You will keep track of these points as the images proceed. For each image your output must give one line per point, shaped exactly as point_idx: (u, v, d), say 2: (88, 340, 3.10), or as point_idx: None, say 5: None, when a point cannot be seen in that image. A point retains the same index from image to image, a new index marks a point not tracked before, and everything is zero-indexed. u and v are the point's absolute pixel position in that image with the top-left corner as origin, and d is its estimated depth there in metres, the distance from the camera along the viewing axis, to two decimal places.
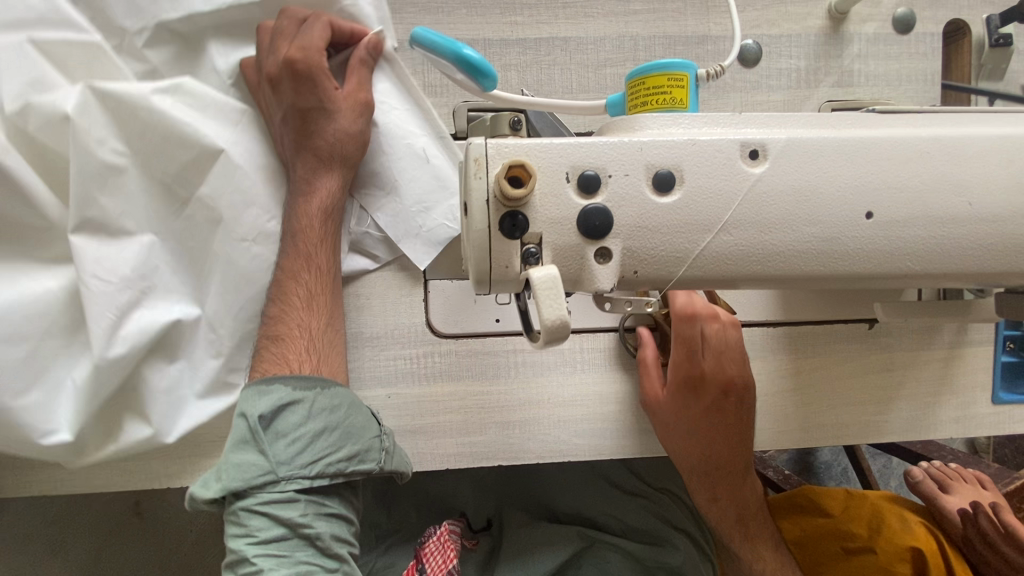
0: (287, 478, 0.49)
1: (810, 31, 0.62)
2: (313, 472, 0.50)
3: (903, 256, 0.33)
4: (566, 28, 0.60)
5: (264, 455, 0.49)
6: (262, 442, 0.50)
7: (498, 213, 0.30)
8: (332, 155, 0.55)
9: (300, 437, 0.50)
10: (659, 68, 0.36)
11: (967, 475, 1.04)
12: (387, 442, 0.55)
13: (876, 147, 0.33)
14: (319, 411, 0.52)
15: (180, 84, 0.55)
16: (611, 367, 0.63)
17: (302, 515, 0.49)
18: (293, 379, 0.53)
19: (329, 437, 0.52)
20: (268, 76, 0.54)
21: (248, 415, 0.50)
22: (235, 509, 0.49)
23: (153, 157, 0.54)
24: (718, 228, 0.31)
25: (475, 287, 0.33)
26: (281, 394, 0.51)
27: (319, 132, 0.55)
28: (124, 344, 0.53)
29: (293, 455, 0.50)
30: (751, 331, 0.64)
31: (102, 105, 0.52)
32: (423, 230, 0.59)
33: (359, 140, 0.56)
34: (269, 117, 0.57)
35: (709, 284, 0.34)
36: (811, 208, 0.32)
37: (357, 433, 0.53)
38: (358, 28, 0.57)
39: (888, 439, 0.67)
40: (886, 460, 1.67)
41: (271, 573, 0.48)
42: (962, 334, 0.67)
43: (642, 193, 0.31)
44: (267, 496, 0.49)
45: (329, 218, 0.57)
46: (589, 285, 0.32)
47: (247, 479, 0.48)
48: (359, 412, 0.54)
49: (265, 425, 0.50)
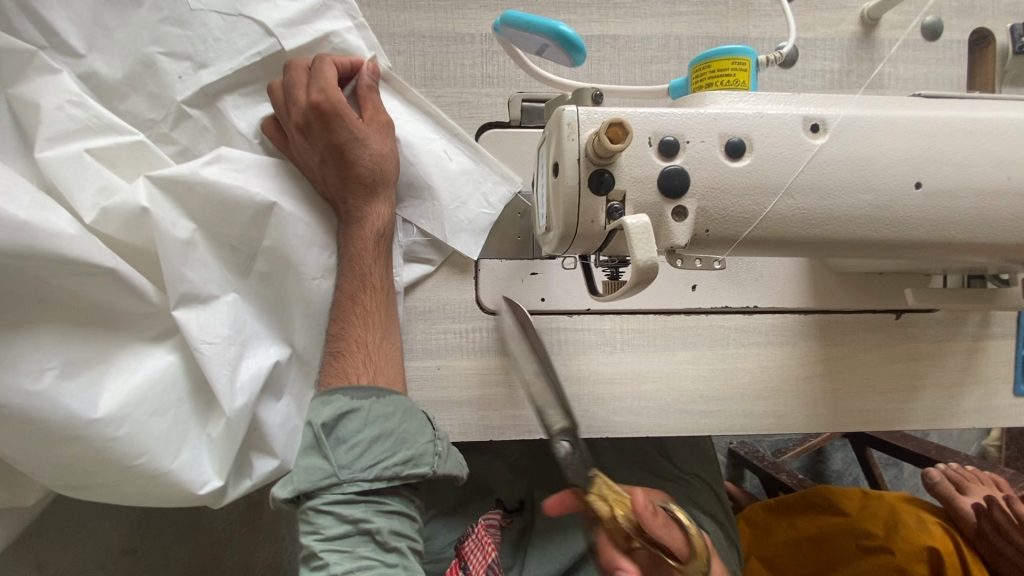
0: (348, 480, 0.52)
1: (843, 35, 0.66)
2: (371, 475, 0.52)
3: (947, 225, 0.37)
4: (615, 26, 0.64)
5: (326, 458, 0.52)
6: (324, 447, 0.52)
7: (588, 170, 0.34)
8: (371, 180, 0.58)
9: (358, 442, 0.53)
10: (724, 53, 0.40)
11: (983, 478, 1.08)
12: (440, 446, 0.56)
13: (925, 125, 0.36)
14: (375, 417, 0.54)
15: (218, 154, 0.58)
16: (649, 348, 0.66)
17: (362, 512, 0.52)
18: (348, 389, 0.55)
19: (384, 442, 0.54)
20: (295, 123, 0.56)
21: (311, 422, 0.53)
22: (304, 508, 0.52)
23: (223, 222, 0.58)
24: (783, 192, 0.35)
25: (560, 241, 0.36)
26: (342, 404, 0.54)
27: (355, 162, 0.57)
28: (243, 393, 0.58)
29: (353, 459, 0.52)
30: (784, 318, 0.67)
31: (167, 189, 0.56)
32: (465, 221, 0.63)
33: (391, 157, 0.59)
34: (304, 161, 0.59)
35: (771, 245, 0.37)
36: (866, 177, 0.35)
37: (412, 438, 0.55)
38: (355, 58, 0.60)
39: (913, 427, 0.69)
40: (898, 469, 1.68)
41: (336, 567, 0.50)
42: (985, 326, 0.70)
43: (716, 158, 0.34)
44: (331, 497, 0.51)
45: (381, 238, 0.60)
46: (665, 240, 0.35)
47: (314, 482, 0.51)
48: (414, 418, 0.56)
49: (327, 431, 0.53)
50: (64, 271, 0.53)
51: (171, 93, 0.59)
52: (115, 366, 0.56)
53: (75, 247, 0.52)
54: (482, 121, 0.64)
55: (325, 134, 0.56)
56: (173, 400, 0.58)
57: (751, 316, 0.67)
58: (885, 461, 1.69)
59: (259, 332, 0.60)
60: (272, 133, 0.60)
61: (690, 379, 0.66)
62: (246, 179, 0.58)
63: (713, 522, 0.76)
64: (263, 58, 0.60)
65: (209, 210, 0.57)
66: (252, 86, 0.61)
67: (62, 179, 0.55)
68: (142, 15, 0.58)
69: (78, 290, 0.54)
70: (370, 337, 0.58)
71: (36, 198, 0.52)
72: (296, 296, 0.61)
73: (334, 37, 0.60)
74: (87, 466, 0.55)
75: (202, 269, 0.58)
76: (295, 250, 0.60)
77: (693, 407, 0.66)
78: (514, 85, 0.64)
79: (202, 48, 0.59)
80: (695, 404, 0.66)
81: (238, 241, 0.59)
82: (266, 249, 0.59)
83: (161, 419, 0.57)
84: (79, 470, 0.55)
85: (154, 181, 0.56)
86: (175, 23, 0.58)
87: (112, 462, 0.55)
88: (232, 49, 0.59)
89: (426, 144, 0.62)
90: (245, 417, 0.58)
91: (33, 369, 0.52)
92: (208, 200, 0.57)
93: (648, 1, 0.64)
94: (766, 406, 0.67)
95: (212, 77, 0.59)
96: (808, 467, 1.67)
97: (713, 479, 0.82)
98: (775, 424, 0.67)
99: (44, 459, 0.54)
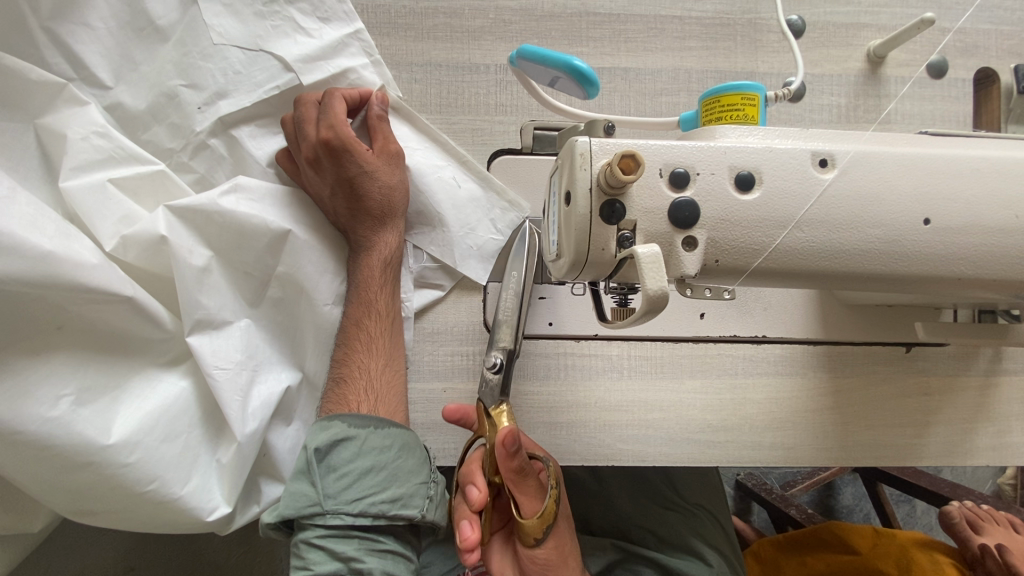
0: (332, 512, 0.52)
1: (850, 72, 0.68)
2: (357, 510, 0.52)
3: (955, 261, 0.37)
4: (627, 60, 0.66)
5: (315, 487, 0.52)
6: (315, 475, 0.52)
7: (600, 200, 0.34)
8: (380, 212, 0.60)
9: (349, 473, 0.53)
10: (734, 88, 0.41)
11: (998, 517, 1.02)
12: (433, 489, 0.56)
13: (933, 163, 0.37)
14: (369, 450, 0.54)
15: (236, 183, 0.59)
16: (656, 375, 0.65)
17: (354, 549, 0.51)
18: (348, 417, 0.55)
19: (376, 476, 0.53)
20: (308, 157, 0.58)
21: (305, 447, 0.54)
22: (296, 540, 0.52)
23: (235, 252, 0.59)
24: (792, 225, 0.35)
25: (571, 268, 0.37)
26: (338, 430, 0.54)
27: (365, 196, 0.59)
28: (254, 419, 0.59)
29: (342, 489, 0.52)
30: (792, 349, 0.67)
31: (187, 219, 0.57)
32: (474, 249, 0.64)
33: (398, 189, 0.60)
34: (313, 190, 0.61)
35: (781, 276, 0.37)
36: (875, 211, 0.36)
37: (404, 476, 0.54)
38: (366, 89, 0.62)
39: (926, 463, 0.68)
40: (910, 506, 1.64)
41: None
42: (997, 362, 0.69)
43: (726, 191, 0.35)
44: (320, 529, 0.51)
45: (387, 268, 0.62)
46: (675, 270, 0.35)
47: (299, 509, 0.51)
48: (409, 455, 0.55)
49: (320, 458, 0.53)
50: (85, 297, 0.54)
51: (192, 124, 0.61)
52: (128, 392, 0.57)
53: (94, 275, 0.53)
54: (494, 148, 0.66)
55: (337, 169, 0.58)
56: (185, 426, 0.58)
57: (758, 347, 0.66)
58: (896, 498, 1.65)
59: (269, 357, 0.61)
60: (282, 162, 0.61)
61: (697, 409, 0.65)
62: (261, 210, 0.60)
63: (718, 556, 0.74)
64: (280, 90, 0.62)
65: (227, 236, 0.59)
66: (274, 110, 0.63)
67: (84, 207, 0.56)
68: (169, 50, 0.60)
69: (97, 316, 0.55)
70: (373, 364, 0.59)
71: (62, 226, 0.53)
72: (310, 323, 0.63)
73: (350, 73, 0.63)
74: (96, 493, 0.55)
75: (216, 295, 0.59)
76: (308, 278, 0.62)
77: (699, 437, 0.65)
78: (527, 113, 0.66)
79: (223, 81, 0.61)
80: (701, 433, 0.65)
81: (253, 268, 0.60)
82: (280, 276, 0.61)
83: (172, 444, 0.57)
84: (88, 496, 0.55)
85: (177, 210, 0.57)
86: (207, 53, 0.60)
87: (121, 489, 0.55)
88: (253, 83, 0.61)
89: (435, 173, 0.64)
90: (256, 442, 0.59)
91: (50, 395, 0.53)
92: (226, 228, 0.58)
93: (660, 36, 0.66)
94: (774, 438, 0.66)
95: (231, 108, 0.61)
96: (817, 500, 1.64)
97: (720, 510, 0.80)
98: (783, 457, 0.66)
99: (53, 485, 0.54)
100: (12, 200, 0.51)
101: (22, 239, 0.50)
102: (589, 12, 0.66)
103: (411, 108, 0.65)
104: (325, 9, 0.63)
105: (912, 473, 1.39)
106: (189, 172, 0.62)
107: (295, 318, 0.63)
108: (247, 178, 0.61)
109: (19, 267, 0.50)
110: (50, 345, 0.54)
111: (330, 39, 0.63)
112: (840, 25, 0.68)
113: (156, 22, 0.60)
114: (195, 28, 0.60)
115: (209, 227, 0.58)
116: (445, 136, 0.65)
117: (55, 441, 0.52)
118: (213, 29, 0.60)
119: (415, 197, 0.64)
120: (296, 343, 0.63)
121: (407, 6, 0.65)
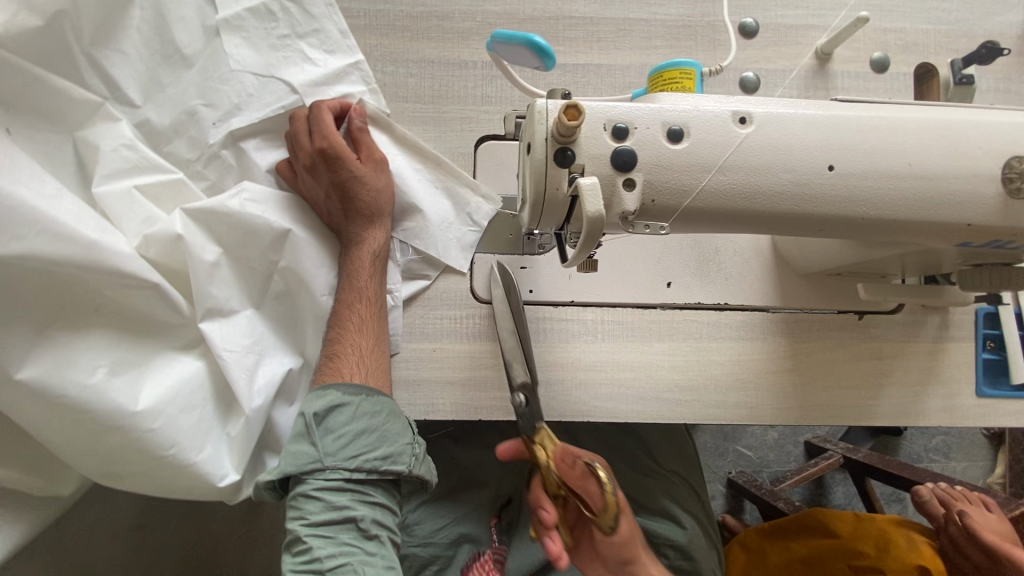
0: (331, 468, 0.57)
1: (800, 66, 0.75)
2: (353, 465, 0.57)
3: (857, 203, 0.44)
4: (598, 57, 0.74)
5: (314, 446, 0.57)
6: (313, 436, 0.57)
7: (554, 147, 0.41)
8: (371, 207, 0.66)
9: (345, 433, 0.58)
10: (673, 65, 0.49)
11: (972, 497, 1.04)
12: (418, 449, 0.61)
13: (836, 121, 0.44)
14: (363, 413, 0.59)
15: (242, 187, 0.65)
16: (628, 338, 0.71)
17: (346, 500, 0.57)
18: (341, 385, 0.60)
19: (369, 437, 0.59)
20: (303, 160, 0.65)
21: (304, 412, 0.59)
22: (294, 493, 0.57)
23: (244, 247, 0.65)
24: (714, 169, 0.42)
25: (533, 208, 0.44)
26: (333, 398, 0.59)
27: (355, 192, 0.65)
28: (260, 396, 0.63)
29: (339, 448, 0.57)
30: (753, 316, 0.73)
31: (202, 218, 0.63)
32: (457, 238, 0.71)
33: (386, 189, 0.67)
34: (308, 191, 0.67)
35: (710, 216, 0.44)
36: (785, 159, 0.43)
37: (393, 437, 0.60)
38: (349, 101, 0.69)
39: (880, 422, 0.73)
40: (901, 505, 1.66)
41: (320, 550, 0.54)
42: (944, 329, 0.75)
43: (658, 141, 0.42)
44: (318, 483, 0.56)
45: (378, 259, 0.67)
46: (618, 208, 0.42)
47: (300, 465, 0.56)
48: (397, 419, 0.61)
49: (317, 420, 0.58)
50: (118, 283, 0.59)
51: (206, 137, 0.67)
52: (151, 369, 0.61)
53: (131, 263, 0.59)
54: (480, 134, 0.73)
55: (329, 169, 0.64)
56: (201, 400, 0.62)
57: (723, 314, 0.72)
58: (887, 496, 1.67)
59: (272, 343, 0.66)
60: (281, 170, 0.68)
61: (665, 368, 0.71)
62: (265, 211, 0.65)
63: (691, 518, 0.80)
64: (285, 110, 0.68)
65: (233, 235, 0.64)
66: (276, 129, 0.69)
67: (112, 208, 0.62)
68: (193, 75, 0.67)
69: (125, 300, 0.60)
70: (361, 345, 0.64)
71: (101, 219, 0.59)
72: (310, 313, 0.68)
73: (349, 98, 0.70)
74: (127, 456, 0.60)
75: (226, 287, 0.64)
76: (306, 270, 0.67)
77: (668, 395, 0.71)
78: (509, 104, 0.73)
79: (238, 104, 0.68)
80: (670, 392, 0.71)
81: (257, 263, 0.65)
82: (283, 269, 0.66)
83: (190, 415, 0.61)
84: (117, 461, 0.60)
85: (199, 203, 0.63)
86: (224, 77, 0.67)
87: (151, 453, 0.59)
88: (262, 103, 0.68)
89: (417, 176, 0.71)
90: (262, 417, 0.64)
91: (87, 366, 0.58)
92: (234, 227, 0.64)
93: (628, 36, 0.74)
94: (738, 397, 0.72)
95: (241, 124, 0.67)
96: (807, 496, 1.66)
97: (691, 474, 0.85)
98: (747, 415, 0.71)
99: (87, 449, 0.59)
100: (58, 199, 0.57)
101: (67, 230, 0.56)
102: (565, 16, 0.74)
103: (407, 96, 0.73)
104: (331, 42, 0.70)
105: (897, 465, 1.43)
106: (202, 180, 0.68)
107: (294, 306, 0.68)
108: (251, 184, 0.66)
109: (65, 254, 0.56)
110: (86, 323, 0.59)
111: (334, 69, 0.70)
112: (790, 27, 0.76)
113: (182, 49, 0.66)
114: (216, 56, 0.67)
115: (221, 223, 0.64)
116: (436, 123, 0.73)
117: (93, 408, 0.57)
118: (232, 58, 0.67)
119: (400, 195, 0.71)
120: (296, 333, 0.68)
121: (403, 10, 0.73)
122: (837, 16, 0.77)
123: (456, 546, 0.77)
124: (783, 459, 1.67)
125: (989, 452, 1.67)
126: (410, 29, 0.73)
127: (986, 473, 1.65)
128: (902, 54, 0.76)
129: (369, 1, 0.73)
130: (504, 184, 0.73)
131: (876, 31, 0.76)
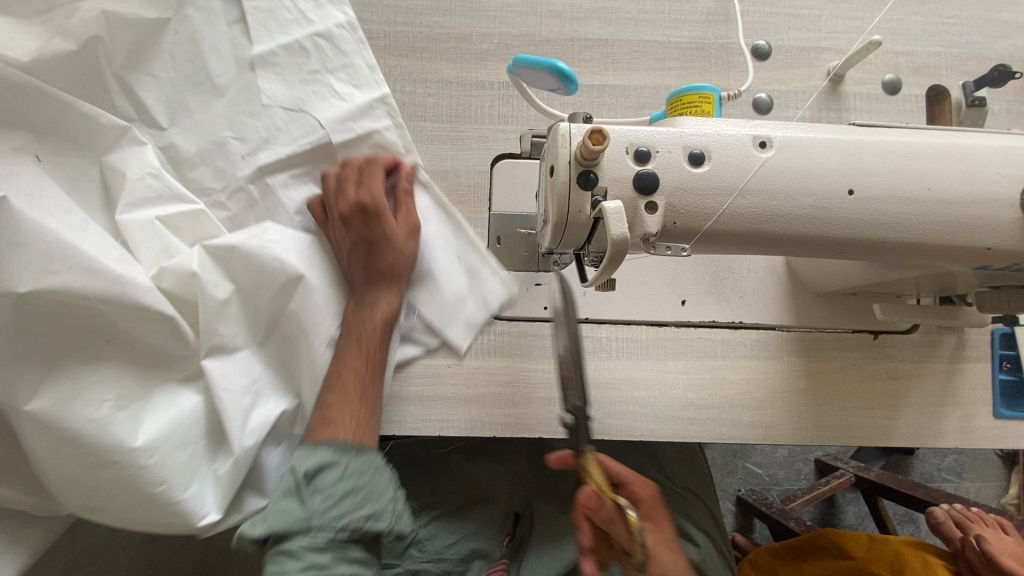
0: (315, 530, 0.52)
1: (812, 89, 0.76)
2: (337, 527, 0.53)
3: (877, 226, 0.44)
4: (613, 78, 0.75)
5: (302, 506, 0.52)
6: (301, 495, 0.53)
7: (577, 170, 0.42)
8: (390, 269, 0.62)
9: (332, 493, 0.53)
10: (692, 89, 0.49)
11: (988, 519, 1.03)
12: (400, 507, 0.57)
13: (854, 146, 0.44)
14: (351, 472, 0.55)
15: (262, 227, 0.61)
16: (642, 356, 0.71)
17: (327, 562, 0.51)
18: (333, 443, 0.56)
19: (355, 497, 0.54)
20: (339, 212, 0.61)
21: (292, 469, 0.54)
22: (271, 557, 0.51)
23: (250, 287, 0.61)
24: (736, 193, 0.43)
25: (555, 229, 0.44)
26: (323, 455, 0.55)
27: (381, 254, 0.61)
28: (252, 438, 0.60)
29: (325, 509, 0.53)
30: (767, 334, 0.73)
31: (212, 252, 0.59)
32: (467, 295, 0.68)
33: (409, 259, 0.63)
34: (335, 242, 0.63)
35: (730, 238, 0.44)
36: (805, 183, 0.43)
37: (379, 495, 0.56)
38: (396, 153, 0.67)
39: (896, 443, 0.72)
40: (915, 526, 1.63)
41: None
42: (960, 349, 0.74)
43: (680, 165, 0.43)
44: (299, 547, 0.51)
45: (386, 324, 0.62)
46: (639, 230, 0.43)
47: (283, 526, 0.51)
48: (383, 476, 0.57)
49: (305, 479, 0.54)
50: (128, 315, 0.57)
51: (234, 170, 0.65)
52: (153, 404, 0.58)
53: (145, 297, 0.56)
54: (497, 153, 0.74)
55: (363, 227, 0.61)
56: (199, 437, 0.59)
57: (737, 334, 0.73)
58: (900, 516, 1.64)
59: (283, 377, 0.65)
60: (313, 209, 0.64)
61: (679, 386, 0.71)
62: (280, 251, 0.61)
63: (704, 537, 0.78)
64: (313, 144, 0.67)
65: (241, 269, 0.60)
66: None
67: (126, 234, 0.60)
68: (222, 105, 0.65)
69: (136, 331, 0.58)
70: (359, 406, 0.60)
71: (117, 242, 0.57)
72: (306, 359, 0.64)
73: (376, 136, 0.67)
74: (112, 493, 0.56)
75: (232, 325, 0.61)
76: (310, 319, 0.63)
77: (683, 413, 0.70)
78: (526, 123, 0.75)
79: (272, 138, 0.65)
80: (685, 411, 0.71)
81: (264, 306, 0.62)
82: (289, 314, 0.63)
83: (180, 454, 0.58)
84: (99, 495, 0.56)
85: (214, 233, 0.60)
86: (255, 112, 0.65)
87: (155, 492, 0.56)
88: (290, 137, 0.66)
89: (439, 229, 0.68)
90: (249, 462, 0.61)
91: (92, 399, 0.55)
92: (247, 268, 0.60)
93: (643, 58, 0.75)
94: (753, 416, 0.71)
95: (269, 158, 0.65)
96: (818, 515, 1.63)
97: (704, 493, 0.84)
98: (762, 434, 0.71)
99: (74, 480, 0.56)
100: (71, 225, 0.56)
101: (82, 259, 0.55)
102: (581, 38, 0.76)
103: (425, 116, 0.74)
104: (359, 77, 0.69)
105: (909, 485, 1.41)
106: None
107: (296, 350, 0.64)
108: (274, 224, 0.63)
109: (80, 283, 0.54)
110: (96, 356, 0.57)
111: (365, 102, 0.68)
112: (802, 50, 0.77)
113: (213, 79, 0.65)
114: (248, 90, 0.65)
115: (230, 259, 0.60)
116: (453, 142, 0.74)
117: (89, 440, 0.54)
118: (263, 92, 0.65)
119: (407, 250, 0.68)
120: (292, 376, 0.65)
121: (422, 32, 0.75)
122: (849, 38, 0.78)
123: (467, 562, 0.77)
124: (793, 477, 1.65)
125: (1003, 472, 1.65)
126: (429, 50, 0.75)
127: (1000, 494, 1.63)
128: (913, 77, 0.77)
129: (390, 23, 0.75)
130: (521, 203, 0.73)
131: (887, 54, 0.78)
